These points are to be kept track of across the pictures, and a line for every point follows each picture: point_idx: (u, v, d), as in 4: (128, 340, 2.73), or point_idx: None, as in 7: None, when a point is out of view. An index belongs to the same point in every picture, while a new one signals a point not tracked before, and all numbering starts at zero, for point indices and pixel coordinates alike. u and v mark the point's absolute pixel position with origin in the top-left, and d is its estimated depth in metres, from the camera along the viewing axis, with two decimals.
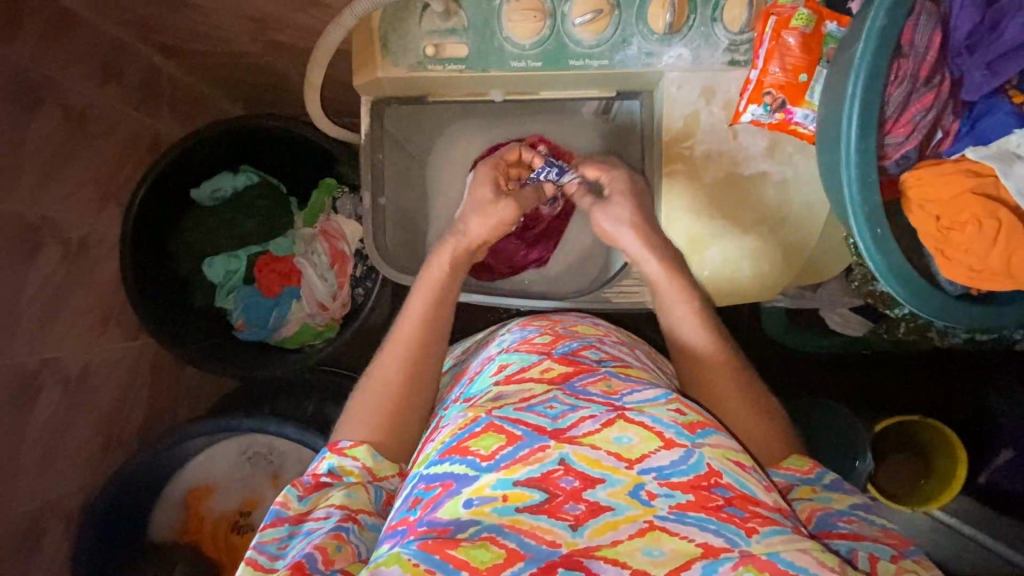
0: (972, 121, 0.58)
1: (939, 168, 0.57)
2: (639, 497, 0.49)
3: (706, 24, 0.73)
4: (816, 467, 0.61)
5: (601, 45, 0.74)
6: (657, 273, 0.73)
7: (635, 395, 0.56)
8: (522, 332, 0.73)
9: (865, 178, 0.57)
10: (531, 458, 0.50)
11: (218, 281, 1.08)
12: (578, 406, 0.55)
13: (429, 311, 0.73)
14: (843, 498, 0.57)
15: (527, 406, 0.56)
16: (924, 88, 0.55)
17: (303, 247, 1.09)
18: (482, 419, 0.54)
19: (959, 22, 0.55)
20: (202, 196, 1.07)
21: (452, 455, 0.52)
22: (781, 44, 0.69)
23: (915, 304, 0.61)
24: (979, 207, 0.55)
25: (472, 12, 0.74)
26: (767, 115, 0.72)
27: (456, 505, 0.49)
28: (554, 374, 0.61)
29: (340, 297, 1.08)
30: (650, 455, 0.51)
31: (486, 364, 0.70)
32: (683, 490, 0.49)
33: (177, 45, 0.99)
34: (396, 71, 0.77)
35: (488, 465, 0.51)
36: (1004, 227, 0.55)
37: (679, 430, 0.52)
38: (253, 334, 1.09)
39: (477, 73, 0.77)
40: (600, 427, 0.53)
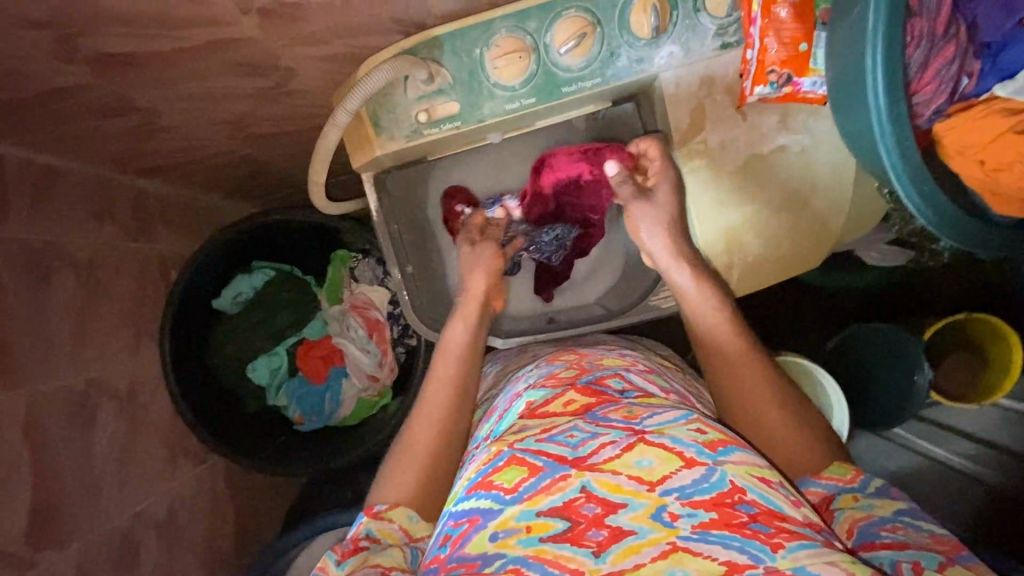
0: (995, 59, 0.57)
1: (970, 113, 0.57)
2: (662, 518, 0.48)
3: (690, 16, 0.71)
4: (860, 474, 0.60)
5: (590, 65, 0.73)
6: (687, 285, 0.75)
7: (656, 417, 0.56)
8: (552, 365, 0.74)
9: (902, 143, 0.56)
10: (553, 488, 0.51)
11: (265, 382, 1.07)
12: (598, 433, 0.55)
13: (461, 358, 0.76)
14: (887, 505, 0.56)
15: (548, 436, 0.56)
16: (943, 41, 0.54)
17: (337, 325, 1.09)
18: (504, 453, 0.55)
19: None
20: (225, 304, 1.06)
21: (478, 491, 0.53)
22: (774, 20, 0.68)
23: (937, 226, 0.59)
24: (1022, 145, 0.55)
25: (455, 67, 0.72)
26: (775, 92, 0.71)
27: (482, 539, 0.49)
28: (576, 406, 0.61)
29: (387, 363, 1.07)
30: (671, 476, 0.51)
31: (514, 402, 0.69)
32: (706, 508, 0.49)
33: (157, 165, 0.97)
34: (394, 145, 0.76)
35: (512, 497, 0.51)
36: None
37: (699, 449, 0.52)
38: (314, 423, 1.09)
39: (474, 125, 0.76)
40: (620, 452, 0.52)
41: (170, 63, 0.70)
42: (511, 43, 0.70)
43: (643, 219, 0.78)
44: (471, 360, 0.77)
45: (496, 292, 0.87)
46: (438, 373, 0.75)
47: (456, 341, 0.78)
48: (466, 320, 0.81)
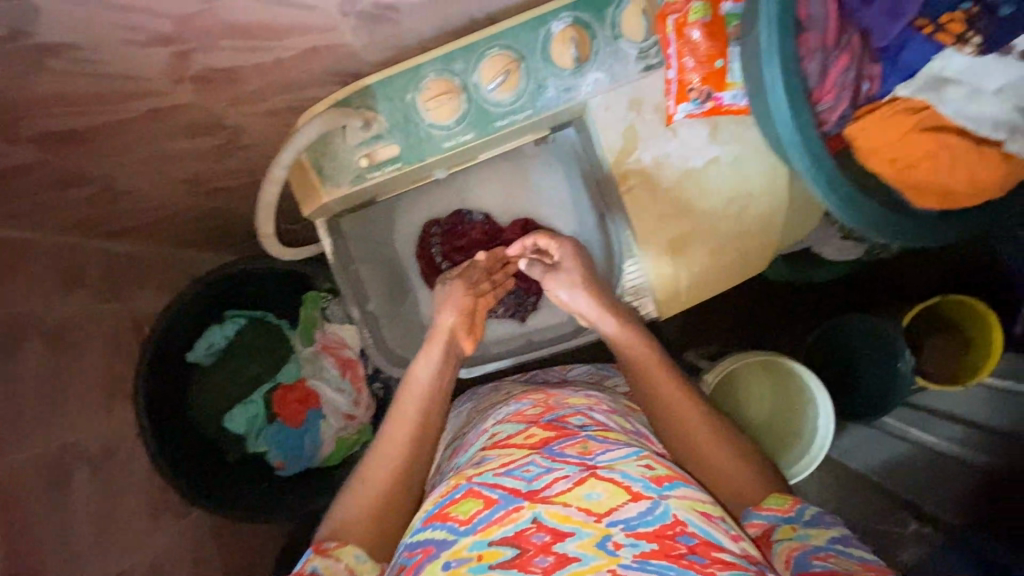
0: (894, 62, 0.57)
1: (877, 113, 0.58)
2: (606, 547, 0.51)
3: (610, 43, 0.73)
4: (795, 505, 0.60)
5: (520, 99, 0.75)
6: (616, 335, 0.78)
7: (608, 453, 0.59)
8: (517, 403, 0.71)
9: (813, 150, 0.57)
10: (506, 519, 0.53)
11: (243, 431, 1.07)
12: (553, 467, 0.57)
13: (426, 404, 0.74)
14: (820, 534, 0.56)
15: (506, 470, 0.58)
16: (836, 53, 0.56)
17: (311, 367, 1.09)
18: (462, 486, 0.57)
19: None
20: (199, 356, 1.07)
21: (434, 522, 0.56)
22: (687, 42, 0.69)
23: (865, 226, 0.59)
24: (929, 141, 0.57)
25: (390, 113, 0.74)
26: (699, 108, 0.73)
27: (435, 567, 0.52)
28: (535, 439, 0.62)
29: (362, 401, 1.09)
30: (618, 508, 0.54)
31: (478, 437, 0.69)
32: (648, 539, 0.52)
33: (123, 227, 1.00)
34: (341, 192, 0.78)
35: (466, 529, 0.53)
36: (955, 149, 0.56)
37: (645, 484, 0.56)
38: (295, 466, 1.09)
39: (415, 165, 0.78)
40: (571, 485, 0.55)
41: (117, 131, 0.73)
42: (441, 85, 0.73)
43: (559, 287, 0.80)
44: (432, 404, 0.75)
45: (470, 331, 0.83)
46: (406, 413, 0.73)
47: (420, 389, 0.75)
48: (431, 359, 0.78)
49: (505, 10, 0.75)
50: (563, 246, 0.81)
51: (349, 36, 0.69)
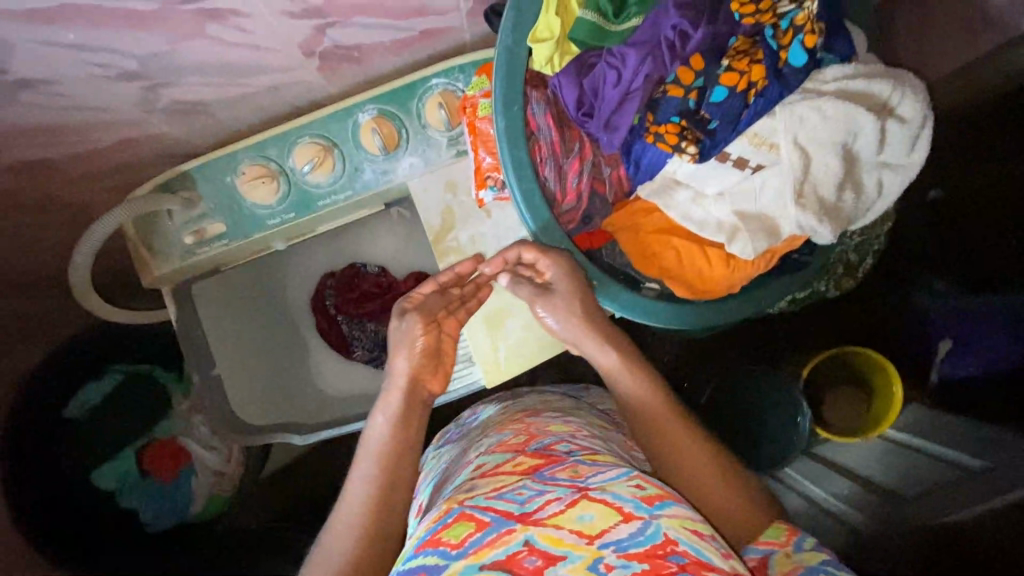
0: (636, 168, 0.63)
1: (620, 214, 0.66)
2: (598, 570, 0.43)
3: (419, 132, 0.78)
4: (793, 535, 0.51)
5: (339, 180, 0.79)
6: (611, 364, 0.62)
7: (600, 474, 0.51)
8: (499, 435, 0.65)
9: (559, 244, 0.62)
10: (498, 542, 0.46)
11: (114, 487, 1.09)
12: (545, 490, 0.50)
13: (394, 438, 0.63)
14: (814, 555, 0.48)
15: (498, 494, 0.51)
16: (568, 159, 0.63)
17: (183, 425, 1.12)
18: (454, 509, 0.50)
19: (566, 96, 0.60)
20: (75, 411, 1.08)
21: (425, 548, 0.48)
22: (481, 134, 0.74)
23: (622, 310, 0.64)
24: (656, 240, 0.63)
25: (212, 194, 0.79)
26: (500, 193, 0.77)
27: None
28: (524, 465, 0.55)
29: (234, 457, 1.12)
30: (611, 530, 0.46)
31: (463, 469, 0.62)
32: (640, 560, 0.44)
33: None
34: (170, 266, 0.82)
35: (456, 553, 0.46)
36: (682, 250, 0.63)
37: (638, 503, 0.47)
38: (165, 522, 1.11)
39: (242, 241, 0.82)
40: (564, 507, 0.47)
41: None
42: (256, 170, 0.77)
43: (551, 316, 0.63)
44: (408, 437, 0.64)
45: (435, 369, 0.69)
46: (360, 464, 0.62)
47: (379, 442, 0.63)
48: (389, 403, 0.65)
49: (327, 97, 0.81)
50: (557, 263, 0.62)
51: (162, 126, 0.74)
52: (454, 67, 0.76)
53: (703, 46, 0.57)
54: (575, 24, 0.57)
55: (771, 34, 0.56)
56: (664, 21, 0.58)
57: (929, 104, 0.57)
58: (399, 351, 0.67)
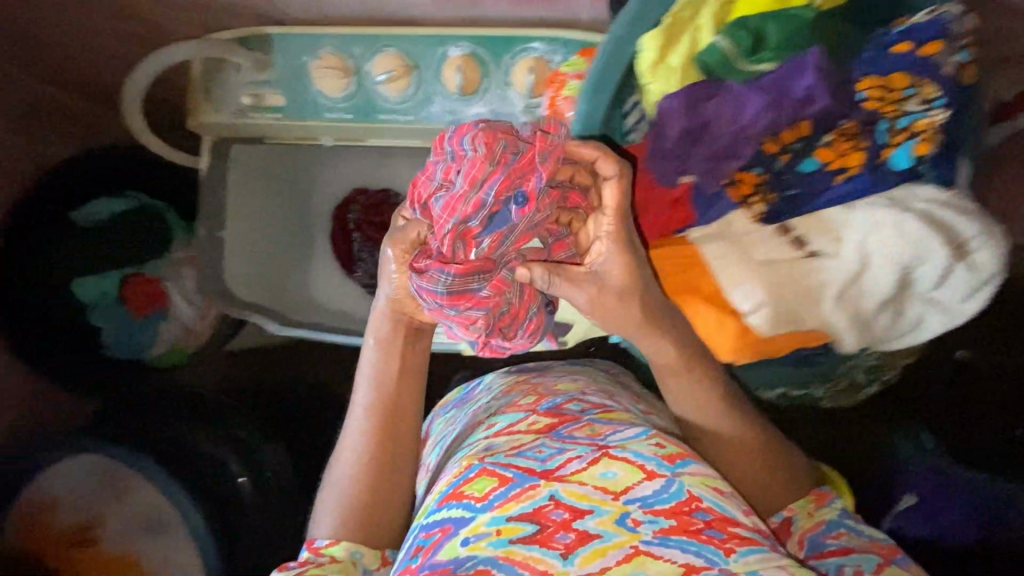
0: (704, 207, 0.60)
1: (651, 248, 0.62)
2: (626, 524, 0.49)
3: (501, 87, 0.77)
4: (821, 500, 0.59)
5: (406, 102, 0.79)
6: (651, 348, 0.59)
7: (618, 433, 0.57)
8: (507, 396, 0.70)
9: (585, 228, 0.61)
10: (523, 496, 0.51)
11: (89, 300, 1.10)
12: (564, 449, 0.56)
13: (382, 395, 0.66)
14: (832, 510, 0.58)
15: (517, 452, 0.57)
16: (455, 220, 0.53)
17: (172, 271, 1.13)
18: (474, 465, 0.55)
19: (672, 121, 0.55)
20: (79, 218, 1.10)
21: (450, 501, 0.54)
22: (557, 113, 0.72)
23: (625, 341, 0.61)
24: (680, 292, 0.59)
25: (282, 66, 0.78)
26: None
27: (454, 545, 0.50)
28: (540, 426, 0.61)
29: (206, 319, 1.14)
30: (636, 486, 0.52)
31: (473, 427, 0.67)
32: (666, 515, 0.50)
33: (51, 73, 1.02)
34: (220, 116, 0.82)
35: (483, 506, 0.52)
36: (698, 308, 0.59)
37: (659, 461, 0.53)
38: (122, 351, 1.13)
39: (294, 122, 0.81)
40: (586, 464, 0.54)
41: None
42: (334, 60, 0.77)
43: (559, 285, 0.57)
44: (400, 397, 0.66)
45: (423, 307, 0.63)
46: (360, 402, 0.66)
47: (371, 377, 0.66)
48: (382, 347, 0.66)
49: (429, 18, 0.79)
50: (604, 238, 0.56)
51: None
52: (560, 38, 0.74)
53: (823, 116, 0.56)
54: (708, 47, 0.56)
55: (886, 128, 0.57)
56: (797, 79, 0.55)
57: (1002, 263, 0.56)
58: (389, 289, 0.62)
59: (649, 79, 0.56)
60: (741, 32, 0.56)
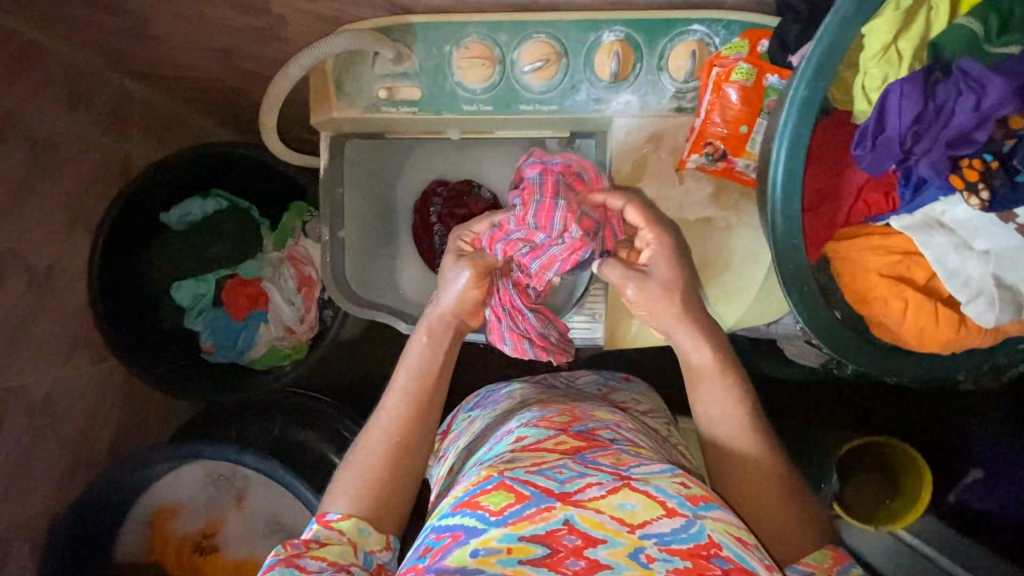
0: (912, 196, 0.59)
1: (851, 243, 0.62)
2: (638, 559, 0.47)
3: (653, 72, 0.74)
4: (838, 563, 0.57)
5: (550, 91, 0.75)
6: (704, 363, 0.67)
7: (643, 466, 0.55)
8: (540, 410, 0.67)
9: (790, 209, 0.57)
10: (537, 517, 0.49)
11: (187, 304, 1.09)
12: (586, 473, 0.54)
13: (417, 394, 0.67)
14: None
15: (538, 469, 0.54)
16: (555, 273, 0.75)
17: (270, 271, 1.11)
18: (493, 477, 0.53)
19: (902, 108, 0.53)
20: (172, 220, 1.08)
21: (464, 509, 0.52)
22: (722, 98, 0.71)
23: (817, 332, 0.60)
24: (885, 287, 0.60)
25: (423, 56, 0.75)
26: (710, 164, 0.75)
27: (463, 554, 0.48)
28: (567, 446, 0.58)
29: (307, 320, 1.10)
30: (652, 522, 0.50)
31: (504, 435, 0.64)
32: (682, 556, 0.48)
33: (146, 72, 0.97)
34: (351, 112, 0.78)
35: (496, 520, 0.50)
36: (911, 303, 0.59)
37: (682, 501, 0.51)
38: (222, 355, 1.11)
39: (430, 115, 0.78)
40: (605, 492, 0.52)
41: None
42: (480, 49, 0.73)
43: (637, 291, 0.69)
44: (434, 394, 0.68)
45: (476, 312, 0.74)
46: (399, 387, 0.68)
47: (413, 364, 0.69)
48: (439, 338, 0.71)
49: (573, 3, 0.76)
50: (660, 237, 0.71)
51: None
52: (722, 20, 0.71)
53: None
54: (951, 31, 0.54)
55: None
56: None
57: None
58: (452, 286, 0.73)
59: (875, 65, 0.55)
60: (989, 10, 0.53)
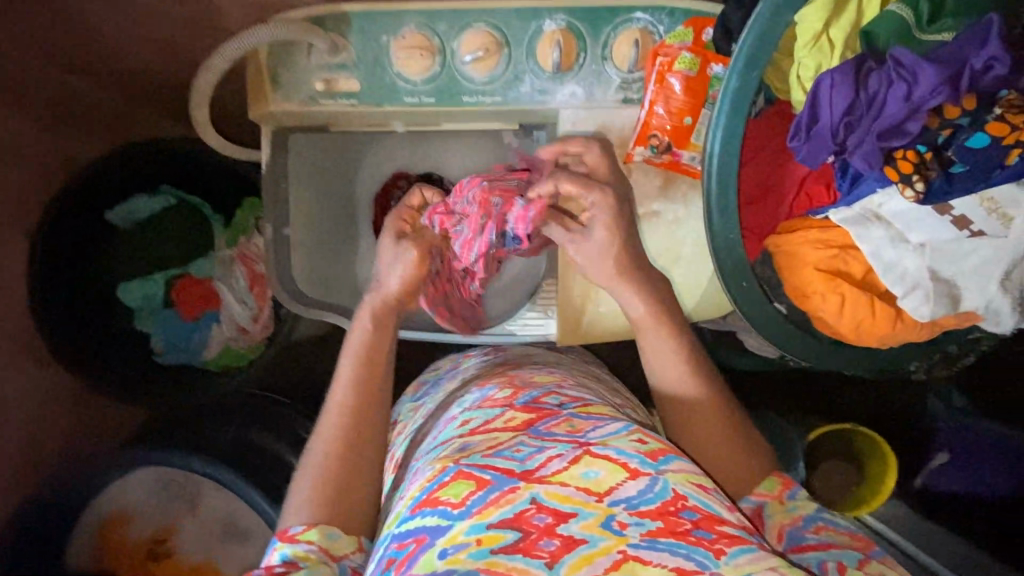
0: (850, 187, 0.57)
1: (793, 236, 0.61)
2: (611, 527, 0.47)
3: (597, 62, 0.72)
4: (787, 487, 0.58)
5: (493, 83, 0.73)
6: (640, 316, 0.68)
7: (600, 429, 0.54)
8: (483, 387, 0.68)
9: (726, 203, 0.56)
10: (502, 501, 0.49)
11: (135, 305, 1.06)
12: (545, 446, 0.53)
13: (359, 377, 0.67)
14: (808, 504, 0.57)
15: (495, 451, 0.54)
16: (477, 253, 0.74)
17: (221, 270, 1.08)
18: (450, 468, 0.52)
19: (832, 98, 0.52)
20: (118, 219, 1.05)
21: (424, 508, 0.50)
22: (665, 89, 0.69)
23: (759, 327, 0.60)
24: (824, 283, 0.59)
25: (359, 47, 0.72)
26: (655, 156, 0.73)
27: (431, 557, 0.47)
28: (518, 422, 0.58)
29: (261, 320, 1.08)
30: (618, 487, 0.50)
31: (448, 424, 0.64)
32: (653, 517, 0.48)
33: (79, 64, 0.93)
34: (289, 105, 0.76)
35: (459, 513, 0.49)
36: (849, 298, 0.58)
37: (643, 458, 0.51)
38: (174, 357, 1.08)
39: (371, 108, 0.75)
40: (567, 464, 0.51)
41: None
42: (417, 39, 0.71)
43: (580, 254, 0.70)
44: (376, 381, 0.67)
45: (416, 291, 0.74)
46: (344, 369, 0.68)
47: (356, 346, 0.69)
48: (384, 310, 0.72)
49: None
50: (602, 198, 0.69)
51: None
52: (665, 7, 0.70)
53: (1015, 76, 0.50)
54: (884, 19, 0.53)
55: None
56: (972, 52, 0.50)
57: None
58: (393, 267, 0.73)
59: (806, 53, 0.53)
60: None
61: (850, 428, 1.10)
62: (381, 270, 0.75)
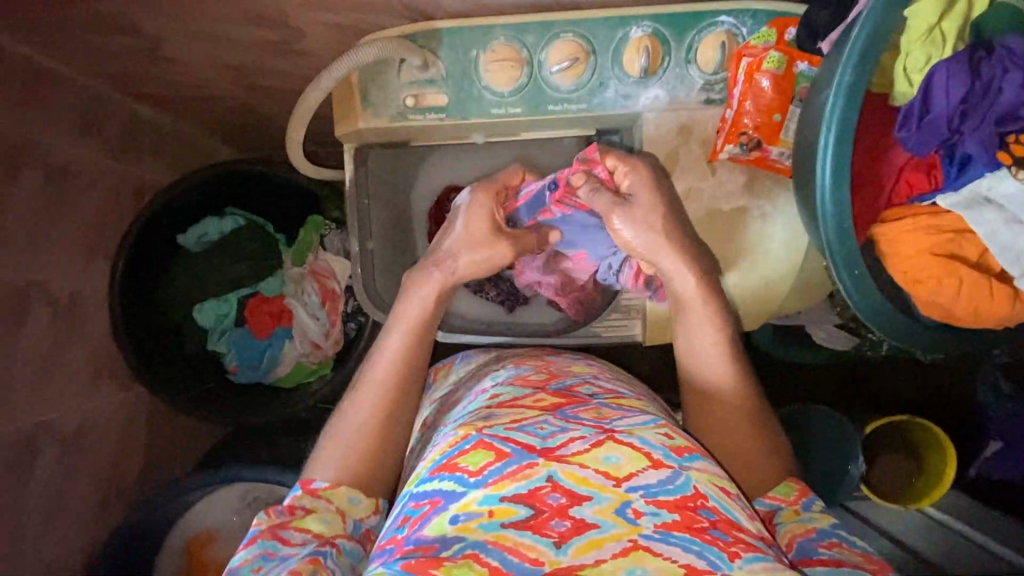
0: (958, 172, 0.59)
1: (900, 224, 0.61)
2: (625, 515, 0.48)
3: (681, 65, 0.74)
4: (803, 496, 0.62)
5: (579, 90, 0.75)
6: (687, 290, 0.70)
7: (626, 419, 0.56)
8: (516, 367, 0.69)
9: (838, 192, 0.57)
10: (519, 475, 0.49)
11: (209, 326, 1.07)
12: (568, 428, 0.54)
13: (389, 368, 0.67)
14: (825, 519, 0.60)
15: (518, 426, 0.54)
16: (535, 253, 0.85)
17: (293, 287, 1.09)
18: (472, 436, 0.53)
19: (951, 87, 0.54)
20: (189, 242, 1.06)
21: (442, 473, 0.51)
22: (754, 87, 0.71)
23: (869, 315, 0.61)
24: (937, 267, 0.59)
25: (449, 61, 0.75)
26: (744, 154, 0.74)
27: (443, 521, 0.48)
28: (546, 402, 0.59)
29: (332, 335, 1.09)
30: (637, 474, 0.50)
31: (478, 395, 0.65)
32: (669, 509, 0.49)
33: (158, 95, 0.95)
34: (378, 122, 0.78)
35: (475, 481, 0.49)
36: (965, 282, 0.58)
37: (666, 452, 0.52)
38: (247, 375, 1.09)
39: (458, 121, 0.77)
40: (589, 447, 0.52)
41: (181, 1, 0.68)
42: (507, 51, 0.73)
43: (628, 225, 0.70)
44: (410, 368, 0.67)
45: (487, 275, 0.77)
46: (392, 343, 0.68)
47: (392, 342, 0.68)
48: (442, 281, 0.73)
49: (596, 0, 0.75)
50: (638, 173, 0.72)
51: None
52: (749, 10, 0.72)
53: None
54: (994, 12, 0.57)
55: None
56: None
57: None
58: (481, 253, 0.74)
59: (916, 46, 0.55)
60: None
61: (906, 417, 1.12)
62: (456, 246, 0.74)
